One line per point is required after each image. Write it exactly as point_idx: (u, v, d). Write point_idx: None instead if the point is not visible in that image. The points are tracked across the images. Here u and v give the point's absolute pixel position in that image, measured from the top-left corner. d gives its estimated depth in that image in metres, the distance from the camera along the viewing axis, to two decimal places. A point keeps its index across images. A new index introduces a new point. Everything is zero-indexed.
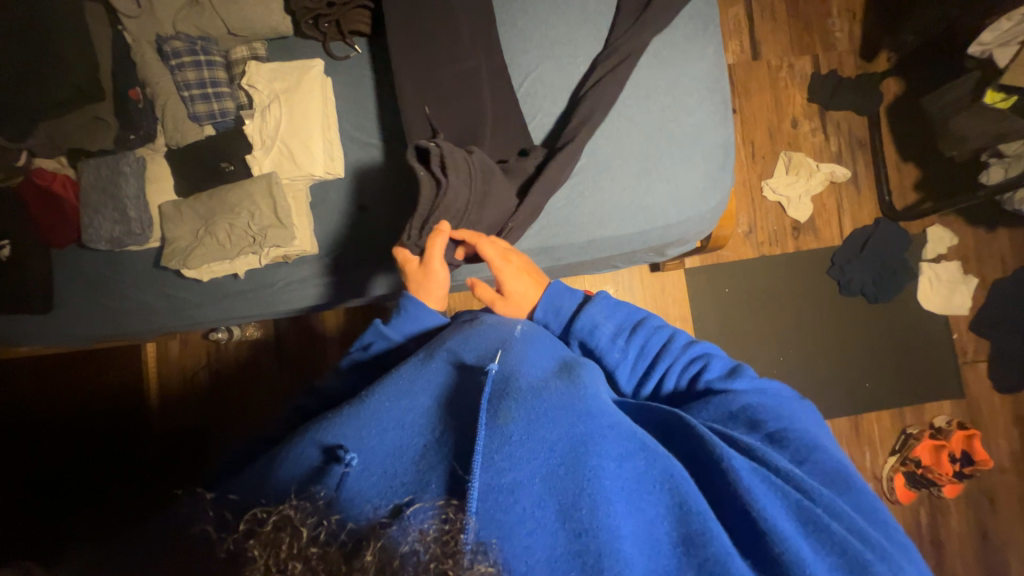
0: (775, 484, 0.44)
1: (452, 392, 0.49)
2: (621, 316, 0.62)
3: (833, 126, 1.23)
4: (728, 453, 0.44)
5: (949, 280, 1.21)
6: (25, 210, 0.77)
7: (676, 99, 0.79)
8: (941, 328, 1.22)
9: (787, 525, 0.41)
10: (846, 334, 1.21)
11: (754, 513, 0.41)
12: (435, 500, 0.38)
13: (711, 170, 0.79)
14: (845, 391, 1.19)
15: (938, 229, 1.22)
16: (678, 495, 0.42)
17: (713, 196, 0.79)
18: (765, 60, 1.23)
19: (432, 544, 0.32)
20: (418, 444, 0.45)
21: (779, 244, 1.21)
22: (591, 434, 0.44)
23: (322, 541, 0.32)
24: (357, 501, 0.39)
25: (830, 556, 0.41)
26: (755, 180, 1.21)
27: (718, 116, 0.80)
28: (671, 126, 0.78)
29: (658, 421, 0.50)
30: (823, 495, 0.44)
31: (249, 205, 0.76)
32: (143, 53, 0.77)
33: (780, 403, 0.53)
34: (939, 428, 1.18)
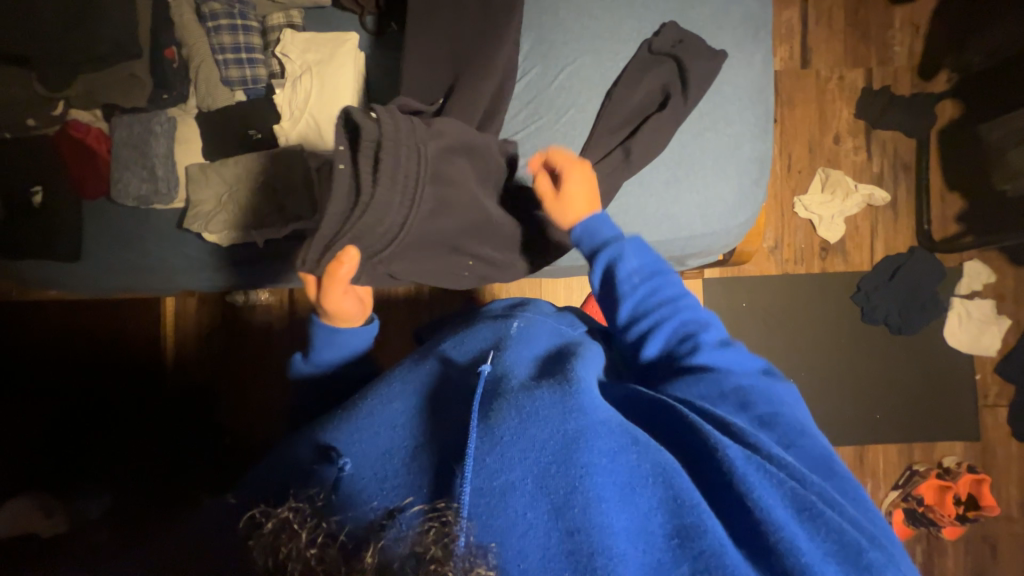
0: (770, 471, 0.42)
1: (440, 392, 0.50)
2: (645, 260, 0.62)
3: (878, 146, 1.17)
4: (720, 440, 0.43)
5: (980, 318, 1.16)
6: (57, 158, 0.78)
7: (716, 106, 0.76)
8: (965, 367, 1.18)
9: (780, 510, 0.40)
10: (862, 363, 1.17)
11: (751, 505, 0.40)
12: (431, 503, 0.38)
13: (745, 183, 0.76)
14: (854, 420, 1.17)
15: (976, 264, 1.17)
16: (667, 477, 0.42)
17: (742, 211, 0.77)
18: (814, 69, 1.17)
19: (428, 544, 0.33)
20: (410, 442, 0.45)
21: (804, 264, 1.17)
22: (580, 420, 0.43)
23: (322, 541, 0.34)
24: (355, 500, 0.40)
25: (825, 540, 0.39)
26: (788, 195, 1.17)
27: (758, 128, 0.77)
28: (707, 135, 0.75)
29: (649, 413, 0.49)
30: (813, 479, 0.44)
31: (264, 177, 0.76)
32: (182, 12, 0.77)
33: (769, 387, 0.53)
34: (947, 468, 1.15)
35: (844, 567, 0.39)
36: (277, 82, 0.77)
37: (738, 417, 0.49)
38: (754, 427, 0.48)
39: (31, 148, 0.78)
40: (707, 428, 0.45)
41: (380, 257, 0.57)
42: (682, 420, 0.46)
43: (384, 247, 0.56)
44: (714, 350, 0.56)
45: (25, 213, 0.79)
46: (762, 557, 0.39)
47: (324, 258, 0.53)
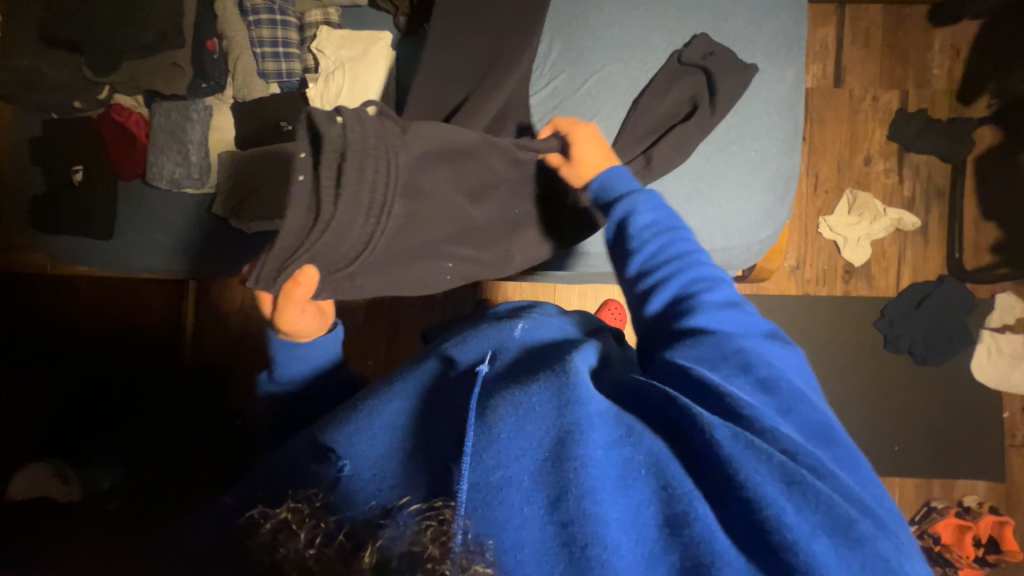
0: (757, 448, 0.41)
1: (437, 394, 0.51)
2: (662, 216, 0.61)
3: (910, 169, 1.14)
4: (710, 423, 0.42)
5: (1011, 353, 1.11)
6: (101, 140, 0.82)
7: (743, 121, 0.75)
8: (991, 403, 1.13)
9: (768, 486, 0.39)
10: (882, 392, 1.14)
11: (743, 484, 0.39)
12: (427, 501, 0.38)
13: (768, 199, 0.75)
14: (870, 450, 1.13)
15: (1009, 297, 1.12)
16: (657, 459, 0.42)
17: (764, 228, 0.75)
18: (847, 88, 1.15)
19: (423, 539, 0.34)
20: (409, 442, 0.46)
21: (826, 286, 1.15)
22: (574, 409, 0.43)
23: (319, 543, 0.34)
24: (355, 495, 0.40)
25: (815, 512, 0.39)
26: (813, 214, 1.14)
27: (786, 145, 0.76)
28: (732, 149, 0.74)
29: (638, 397, 0.48)
30: (802, 449, 0.42)
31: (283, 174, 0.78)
32: (225, 5, 0.79)
33: (770, 351, 0.51)
34: (967, 508, 1.10)
35: (834, 540, 0.38)
36: (310, 77, 0.79)
37: (738, 380, 0.47)
38: (750, 393, 0.47)
39: (76, 129, 0.82)
40: (698, 409, 0.43)
41: (342, 274, 0.55)
42: (678, 408, 0.44)
43: (349, 262, 0.55)
44: (721, 304, 0.53)
45: (65, 190, 0.82)
46: (750, 532, 0.38)
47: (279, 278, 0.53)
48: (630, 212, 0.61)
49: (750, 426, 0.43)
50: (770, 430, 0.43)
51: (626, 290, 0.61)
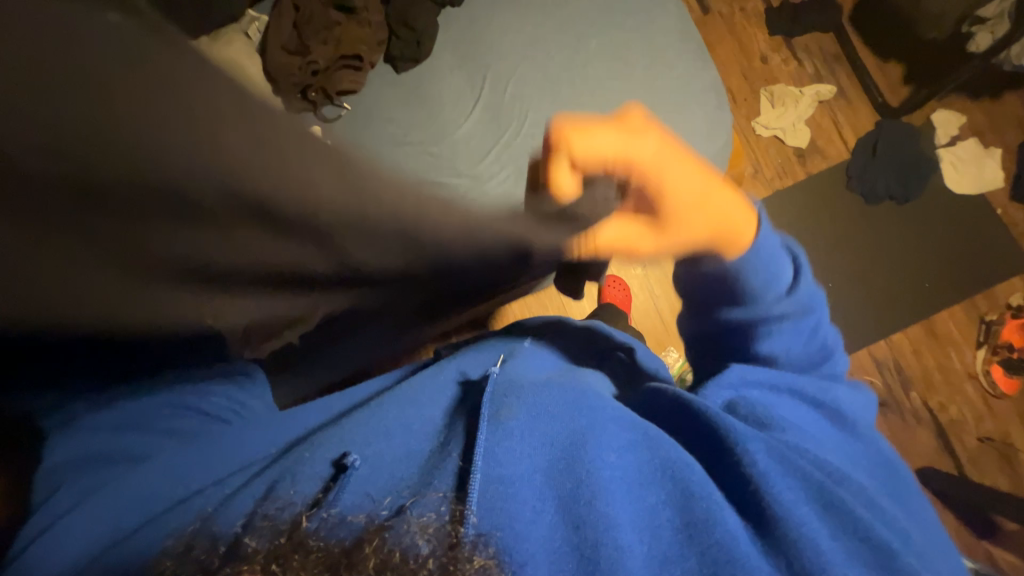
0: (791, 463, 0.43)
1: (462, 409, 0.54)
2: (812, 313, 0.52)
3: (802, 50, 1.28)
4: (745, 446, 0.43)
5: (972, 158, 1.19)
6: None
7: (654, 56, 0.73)
8: (983, 207, 1.18)
9: (803, 506, 0.40)
10: (885, 239, 1.20)
11: (770, 506, 0.40)
12: (446, 494, 0.38)
13: (710, 111, 0.72)
14: (906, 295, 1.18)
15: (943, 113, 1.21)
16: (670, 462, 0.43)
17: (721, 133, 0.72)
18: (716, 12, 1.31)
19: (432, 539, 0.30)
20: (413, 447, 0.49)
21: (789, 175, 1.24)
22: (594, 420, 0.46)
23: (320, 534, 0.30)
24: (363, 492, 0.40)
25: (850, 539, 0.40)
26: (745, 123, 1.27)
27: (700, 60, 0.74)
28: (658, 83, 0.72)
29: (667, 409, 0.51)
30: (847, 475, 0.44)
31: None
32: None
33: (852, 399, 0.54)
34: (1018, 306, 1.14)
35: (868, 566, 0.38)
36: None
37: (829, 426, 0.50)
38: (802, 424, 0.48)
39: None
40: (727, 420, 0.45)
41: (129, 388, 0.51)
42: (703, 415, 0.46)
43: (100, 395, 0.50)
44: (809, 363, 0.54)
45: None
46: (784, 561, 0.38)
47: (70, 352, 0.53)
48: (772, 320, 0.51)
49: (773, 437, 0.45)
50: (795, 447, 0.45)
51: (707, 350, 0.58)
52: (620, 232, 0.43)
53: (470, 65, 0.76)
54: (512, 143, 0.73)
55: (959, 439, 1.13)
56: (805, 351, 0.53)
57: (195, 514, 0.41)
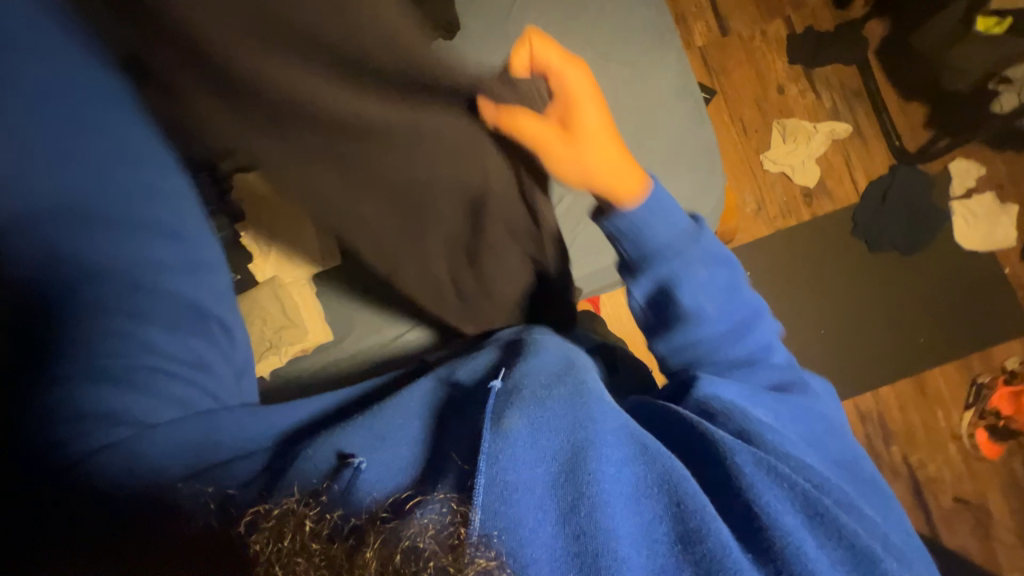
0: (779, 473, 0.43)
1: (457, 409, 0.51)
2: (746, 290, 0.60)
3: (822, 83, 1.21)
4: (734, 459, 0.43)
5: (986, 213, 1.14)
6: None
7: (647, 112, 0.70)
8: (990, 265, 1.14)
9: (790, 517, 0.41)
10: (884, 290, 1.17)
11: (762, 520, 0.40)
12: (446, 498, 0.37)
13: (699, 177, 0.70)
14: (899, 349, 1.15)
15: (961, 162, 1.15)
16: (670, 476, 0.42)
17: (707, 200, 0.70)
18: (735, 34, 1.24)
19: (432, 539, 0.31)
20: (411, 451, 0.46)
21: (793, 215, 1.20)
22: (598, 428, 0.44)
23: (325, 535, 0.30)
24: (365, 495, 0.38)
25: (836, 548, 0.40)
26: (753, 156, 1.21)
27: (696, 120, 0.71)
28: (647, 143, 0.70)
29: (666, 423, 0.49)
30: (830, 484, 0.46)
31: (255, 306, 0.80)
32: None
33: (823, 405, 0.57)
34: (1013, 372, 1.11)
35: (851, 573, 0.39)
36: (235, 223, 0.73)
37: (813, 444, 0.51)
38: (794, 440, 0.49)
39: None
40: (719, 435, 0.45)
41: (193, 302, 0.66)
42: (701, 432, 0.46)
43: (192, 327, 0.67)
44: (747, 328, 0.58)
45: None
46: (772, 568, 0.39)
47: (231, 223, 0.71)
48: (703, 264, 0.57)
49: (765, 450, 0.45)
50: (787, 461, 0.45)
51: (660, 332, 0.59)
52: (538, 130, 0.47)
53: None
54: None
55: (935, 498, 1.11)
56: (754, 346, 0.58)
57: (203, 494, 0.41)
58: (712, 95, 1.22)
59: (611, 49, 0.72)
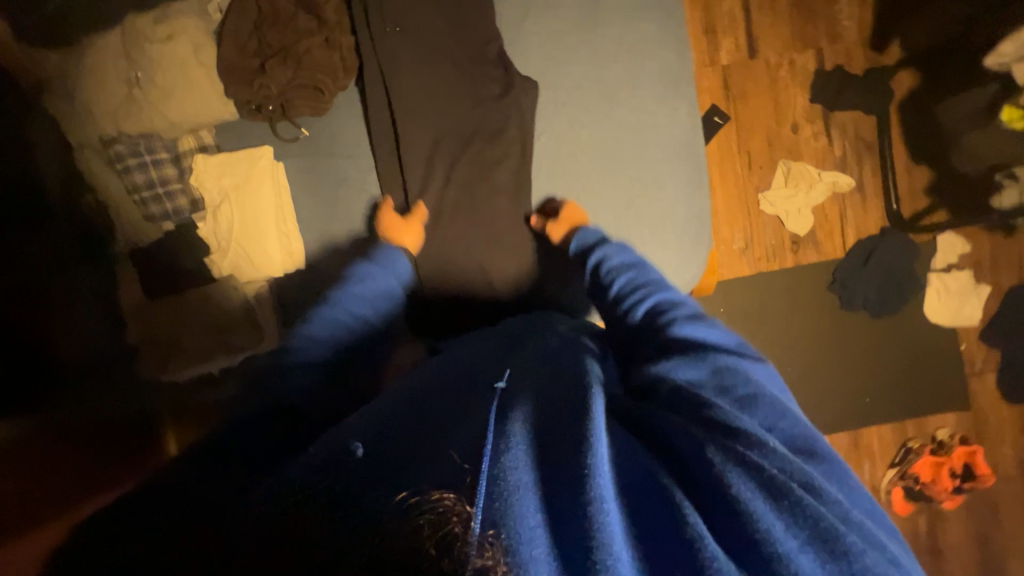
0: (750, 462, 0.38)
1: (451, 392, 0.48)
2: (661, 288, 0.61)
3: (837, 129, 1.17)
4: (700, 446, 0.39)
5: (959, 290, 1.16)
6: (12, 321, 0.70)
7: (645, 169, 0.67)
8: (948, 340, 1.18)
9: (760, 503, 0.36)
10: (844, 347, 1.20)
11: (744, 513, 0.35)
12: (430, 485, 0.35)
13: (686, 246, 0.68)
14: (845, 404, 1.20)
15: (950, 236, 1.15)
16: (645, 469, 0.39)
17: (688, 271, 0.68)
18: (762, 58, 1.17)
19: (433, 539, 0.31)
20: (407, 428, 0.43)
21: (777, 260, 1.19)
22: (594, 415, 0.40)
23: (325, 546, 0.33)
24: (365, 487, 0.36)
25: (808, 536, 0.34)
26: (752, 193, 1.18)
27: (693, 184, 0.68)
28: (640, 202, 0.67)
29: (632, 420, 0.46)
30: (816, 482, 0.38)
31: (197, 317, 0.69)
32: (106, 136, 0.67)
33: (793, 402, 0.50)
34: (940, 442, 1.18)
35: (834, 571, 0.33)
36: (197, 215, 0.69)
37: (806, 454, 0.43)
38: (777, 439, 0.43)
39: None
40: (688, 429, 0.41)
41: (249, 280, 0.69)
42: (668, 426, 0.43)
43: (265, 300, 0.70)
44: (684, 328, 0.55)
45: None
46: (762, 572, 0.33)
47: (219, 221, 0.68)
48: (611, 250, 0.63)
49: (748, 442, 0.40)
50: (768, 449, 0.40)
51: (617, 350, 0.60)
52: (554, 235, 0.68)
53: (448, 122, 0.69)
54: (472, 226, 0.69)
55: None
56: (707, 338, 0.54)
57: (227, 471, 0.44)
58: (724, 121, 1.16)
59: (619, 91, 0.67)
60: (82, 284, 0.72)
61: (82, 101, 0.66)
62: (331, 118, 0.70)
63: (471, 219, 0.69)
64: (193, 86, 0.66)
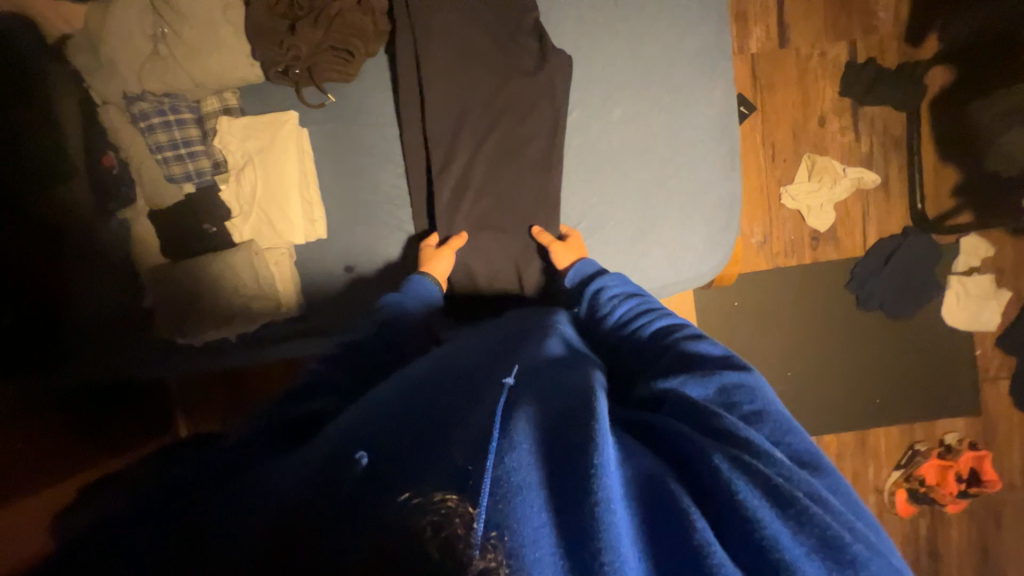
0: (756, 468, 0.34)
1: (455, 388, 0.46)
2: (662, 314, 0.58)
3: (866, 124, 1.14)
4: (701, 449, 0.36)
5: (979, 294, 1.14)
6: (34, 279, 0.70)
7: (677, 149, 0.66)
8: (963, 344, 1.17)
9: (766, 509, 0.32)
10: (856, 346, 1.19)
11: (750, 515, 0.31)
12: (434, 484, 0.31)
13: (714, 230, 0.67)
14: (854, 404, 1.20)
15: (973, 240, 1.13)
16: (645, 468, 0.35)
17: (714, 256, 0.67)
18: (793, 47, 1.14)
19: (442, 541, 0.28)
20: (406, 429, 0.38)
21: (795, 256, 1.18)
22: (599, 417, 0.37)
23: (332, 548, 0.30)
24: (373, 494, 0.32)
25: (815, 546, 0.30)
26: (773, 186, 1.16)
27: (724, 168, 0.67)
28: (670, 183, 0.66)
29: (631, 424, 0.42)
30: (810, 488, 0.34)
31: (215, 284, 0.68)
32: (128, 93, 0.65)
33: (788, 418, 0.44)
34: (948, 446, 1.18)
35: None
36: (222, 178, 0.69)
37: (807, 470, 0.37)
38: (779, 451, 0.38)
39: None
40: (690, 433, 0.37)
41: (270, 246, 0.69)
42: (667, 428, 0.39)
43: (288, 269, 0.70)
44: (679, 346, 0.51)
45: None
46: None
47: (243, 184, 0.67)
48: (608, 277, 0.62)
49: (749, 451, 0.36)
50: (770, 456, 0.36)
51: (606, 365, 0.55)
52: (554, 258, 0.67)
53: (476, 94, 0.67)
54: (497, 201, 0.68)
55: None
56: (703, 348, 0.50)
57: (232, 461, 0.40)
58: (750, 111, 1.14)
59: (656, 67, 0.65)
60: (98, 243, 0.71)
61: (103, 54, 0.64)
62: (357, 85, 0.69)
63: (497, 194, 0.68)
64: (219, 43, 0.64)
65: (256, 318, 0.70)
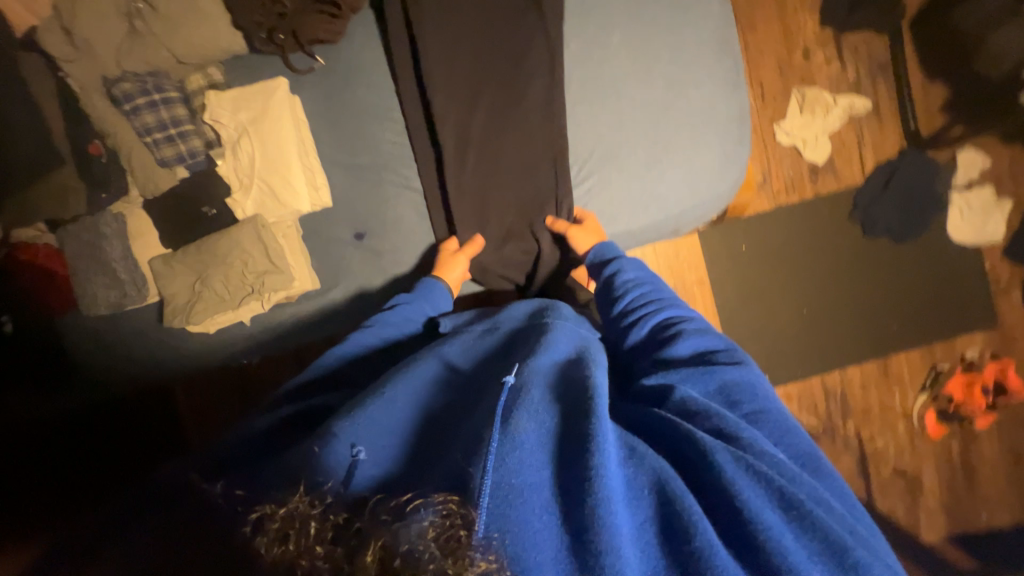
0: (758, 471, 0.39)
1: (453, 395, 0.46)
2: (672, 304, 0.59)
3: (850, 52, 1.14)
4: (712, 452, 0.39)
5: (981, 206, 1.15)
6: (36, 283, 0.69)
7: (681, 68, 0.65)
8: (971, 258, 1.17)
9: (767, 512, 0.37)
10: (867, 274, 1.19)
11: (750, 517, 0.36)
12: (435, 493, 0.33)
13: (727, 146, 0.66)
14: (872, 332, 1.20)
15: (969, 153, 1.14)
16: (659, 471, 0.39)
17: (731, 174, 0.67)
18: None
19: (434, 542, 0.28)
20: (410, 440, 0.42)
21: (796, 192, 1.17)
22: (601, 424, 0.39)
23: (330, 537, 0.29)
24: (371, 496, 0.33)
25: (810, 539, 0.37)
26: (767, 124, 1.16)
27: (730, 84, 0.66)
28: (678, 105, 0.65)
29: (641, 419, 0.45)
30: (804, 486, 0.40)
31: (221, 269, 0.65)
32: (110, 76, 0.63)
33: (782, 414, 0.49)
34: (971, 361, 1.19)
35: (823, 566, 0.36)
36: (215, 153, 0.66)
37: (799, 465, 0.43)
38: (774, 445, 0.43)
39: None
40: (697, 432, 0.41)
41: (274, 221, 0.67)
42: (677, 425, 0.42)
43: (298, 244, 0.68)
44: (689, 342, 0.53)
45: None
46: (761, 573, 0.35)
47: (241, 158, 0.65)
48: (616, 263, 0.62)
49: (745, 447, 0.41)
50: (767, 456, 0.41)
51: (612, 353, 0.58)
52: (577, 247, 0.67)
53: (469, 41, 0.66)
54: (504, 146, 0.67)
55: (876, 467, 1.19)
56: (711, 346, 0.52)
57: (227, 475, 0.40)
58: None
59: None
60: (89, 240, 0.67)
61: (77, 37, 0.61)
62: (346, 43, 0.67)
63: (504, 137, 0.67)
64: (198, 13, 0.62)
65: (269, 296, 0.67)
